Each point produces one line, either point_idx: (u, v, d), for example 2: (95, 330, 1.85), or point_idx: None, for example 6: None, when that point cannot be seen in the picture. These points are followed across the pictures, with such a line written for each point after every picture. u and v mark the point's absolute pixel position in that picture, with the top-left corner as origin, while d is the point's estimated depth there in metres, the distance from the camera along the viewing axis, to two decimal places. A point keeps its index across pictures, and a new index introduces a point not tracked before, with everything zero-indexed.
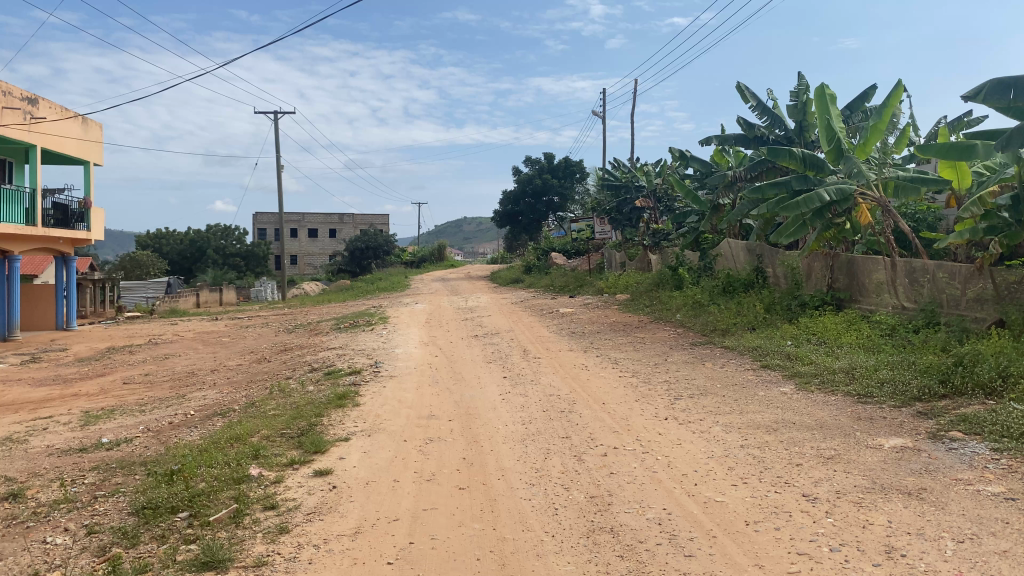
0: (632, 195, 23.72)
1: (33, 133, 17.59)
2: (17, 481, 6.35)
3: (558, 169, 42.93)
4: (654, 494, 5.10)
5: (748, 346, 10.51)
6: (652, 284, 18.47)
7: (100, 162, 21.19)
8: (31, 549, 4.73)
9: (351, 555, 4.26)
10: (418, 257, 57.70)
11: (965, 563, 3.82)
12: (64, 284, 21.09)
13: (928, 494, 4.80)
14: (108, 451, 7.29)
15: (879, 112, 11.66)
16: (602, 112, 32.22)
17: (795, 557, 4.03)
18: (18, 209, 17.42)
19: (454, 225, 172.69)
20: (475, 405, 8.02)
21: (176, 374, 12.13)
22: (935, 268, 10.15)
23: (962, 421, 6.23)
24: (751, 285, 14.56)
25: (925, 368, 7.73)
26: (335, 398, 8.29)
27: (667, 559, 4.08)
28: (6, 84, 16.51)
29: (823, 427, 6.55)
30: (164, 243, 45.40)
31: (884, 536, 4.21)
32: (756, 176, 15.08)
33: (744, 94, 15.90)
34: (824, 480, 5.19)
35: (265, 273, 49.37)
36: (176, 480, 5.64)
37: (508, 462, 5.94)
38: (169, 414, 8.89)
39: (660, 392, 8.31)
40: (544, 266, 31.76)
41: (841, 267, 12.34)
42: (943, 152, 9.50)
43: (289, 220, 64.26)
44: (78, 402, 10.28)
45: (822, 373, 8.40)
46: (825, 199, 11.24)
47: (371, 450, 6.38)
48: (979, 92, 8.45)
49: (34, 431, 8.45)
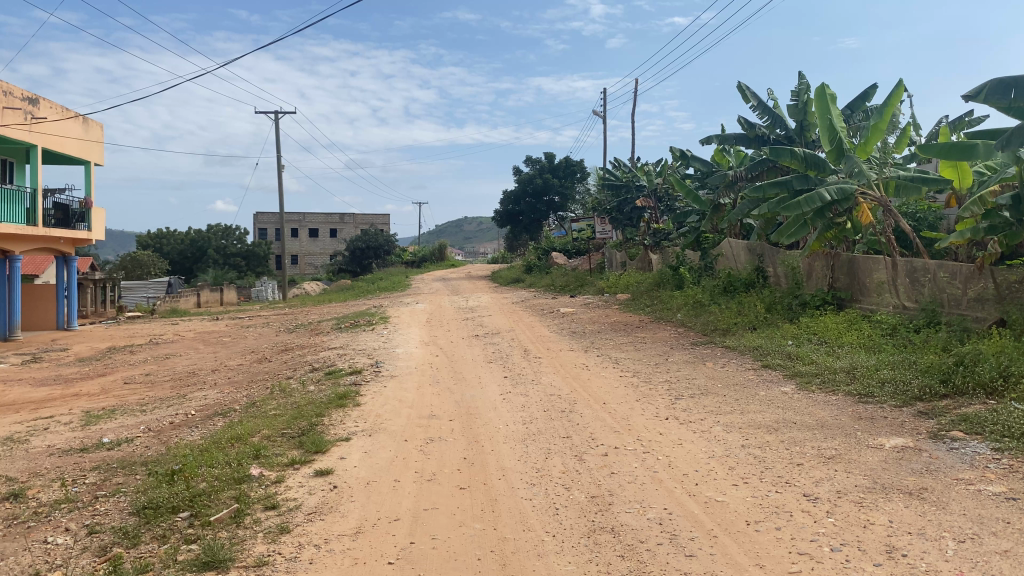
0: (632, 194, 23.72)
1: (34, 133, 17.60)
2: (18, 481, 6.36)
3: (559, 169, 42.90)
4: (655, 494, 5.09)
5: (749, 345, 10.51)
6: (653, 284, 18.46)
7: (100, 162, 21.19)
8: (31, 549, 4.73)
9: (351, 556, 4.26)
10: (419, 257, 57.69)
11: (965, 563, 3.82)
12: (65, 284, 21.10)
13: (929, 494, 4.80)
14: (109, 451, 7.29)
15: (880, 112, 11.66)
16: (602, 112, 32.18)
17: (796, 557, 4.02)
18: (18, 209, 17.43)
19: (454, 225, 172.70)
20: (475, 405, 8.01)
21: (177, 374, 12.13)
22: (936, 267, 10.15)
23: (963, 421, 6.22)
24: (752, 284, 14.56)
25: (926, 368, 7.73)
26: (336, 398, 8.30)
27: (667, 559, 4.08)
28: (6, 84, 16.52)
29: (823, 427, 6.55)
30: (164, 243, 45.41)
31: (885, 536, 4.21)
32: (756, 175, 15.07)
33: (744, 94, 15.86)
34: (825, 480, 5.18)
35: (265, 273, 49.38)
36: (177, 480, 5.65)
37: (509, 462, 5.93)
38: (170, 414, 8.89)
39: (661, 391, 8.30)
40: (545, 266, 31.76)
41: (842, 267, 12.34)
42: (943, 152, 9.49)
43: (289, 220, 64.26)
44: (79, 402, 10.28)
45: (823, 373, 8.39)
46: (827, 199, 11.23)
47: (372, 449, 6.38)
48: (980, 92, 8.45)
49: (35, 431, 8.45)
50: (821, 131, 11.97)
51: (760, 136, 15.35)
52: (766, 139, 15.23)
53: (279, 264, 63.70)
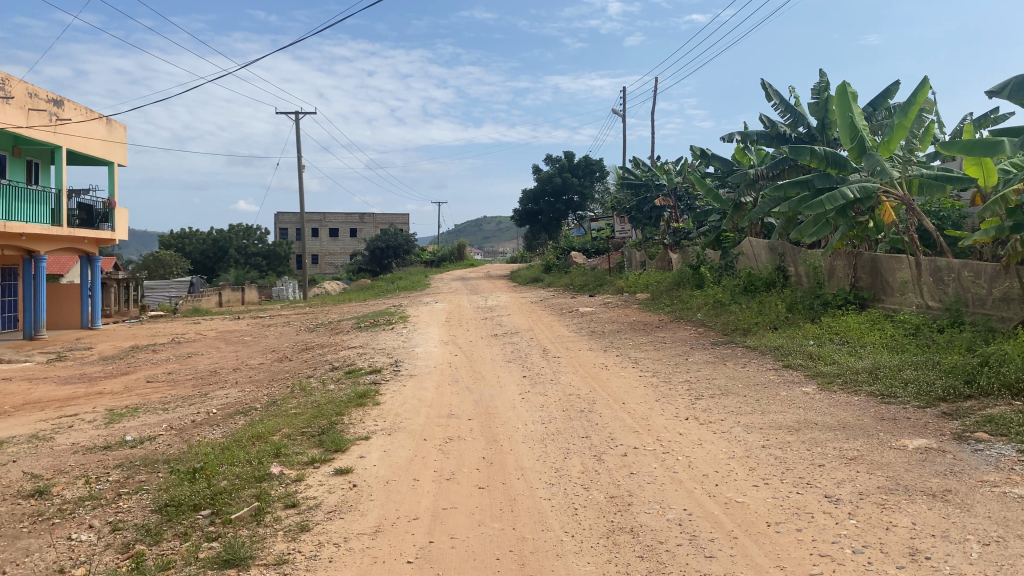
0: (652, 193, 23.56)
1: (59, 134, 17.89)
2: (43, 479, 6.45)
3: (579, 167, 42.72)
4: (675, 495, 5.06)
5: (769, 345, 10.42)
6: (671, 283, 18.29)
7: (124, 163, 21.48)
8: (56, 545, 4.80)
9: (370, 555, 4.27)
10: (439, 256, 57.93)
11: (990, 566, 3.75)
12: (89, 284, 21.55)
13: (954, 497, 4.71)
14: (132, 449, 7.39)
15: (904, 109, 11.45)
16: (621, 113, 31.45)
17: (817, 559, 3.97)
18: (45, 209, 17.74)
19: (472, 223, 172.97)
20: (494, 404, 8.01)
21: (199, 373, 12.22)
22: (960, 267, 10.01)
23: (988, 422, 6.12)
24: (773, 283, 14.43)
25: (949, 367, 7.63)
26: (356, 397, 8.33)
27: (688, 560, 4.05)
28: (32, 86, 16.84)
29: (845, 427, 6.47)
30: (187, 243, 46.02)
31: (908, 539, 4.14)
32: (777, 174, 15.00)
33: (767, 91, 15.74)
34: (847, 481, 5.12)
35: (286, 273, 49.76)
36: (198, 478, 5.69)
37: (528, 462, 5.92)
38: (192, 413, 8.97)
39: (681, 392, 8.20)
40: (564, 265, 31.63)
41: (865, 267, 12.23)
42: (967, 149, 9.27)
43: (311, 220, 64.97)
44: (102, 401, 10.42)
45: (845, 373, 8.28)
46: (849, 196, 11.02)
47: (390, 449, 6.39)
48: (1005, 89, 8.31)
49: (60, 429, 8.61)
50: (841, 128, 11.86)
51: (782, 134, 15.14)
52: (787, 138, 15.07)
53: (300, 264, 64.68)
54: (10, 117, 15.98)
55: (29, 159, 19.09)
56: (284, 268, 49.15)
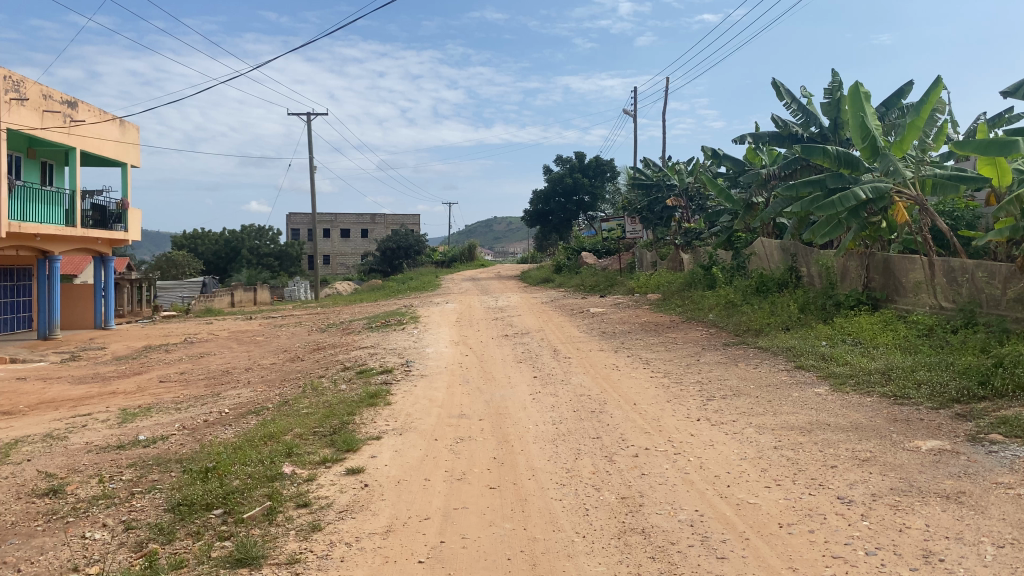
0: (663, 193, 23.49)
1: (73, 136, 18.05)
2: (57, 478, 6.50)
3: (589, 167, 42.65)
4: (686, 496, 5.04)
5: (781, 346, 10.37)
6: (683, 284, 18.23)
7: (137, 164, 21.64)
8: (70, 544, 4.84)
9: (382, 554, 4.28)
10: (449, 256, 58.01)
11: (1004, 568, 3.72)
12: (102, 284, 21.73)
13: (968, 499, 4.66)
14: (144, 448, 7.45)
15: (917, 109, 11.33)
16: (632, 113, 31.35)
17: (830, 561, 3.95)
18: (58, 210, 17.91)
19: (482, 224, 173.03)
20: (505, 405, 8.00)
21: (211, 373, 12.29)
22: (974, 267, 9.92)
23: (1003, 424, 6.05)
24: (785, 284, 14.34)
25: (963, 368, 7.56)
26: (367, 397, 8.35)
27: (699, 561, 4.03)
28: (46, 88, 16.99)
29: (857, 428, 6.42)
30: (199, 243, 46.33)
31: (922, 541, 4.11)
32: (789, 174, 15.02)
33: (778, 90, 15.67)
34: (860, 482, 5.08)
35: (297, 274, 49.99)
36: (211, 477, 5.72)
37: (539, 462, 5.92)
38: (204, 412, 9.03)
39: (693, 393, 8.17)
40: (575, 265, 31.60)
41: (878, 267, 12.13)
42: (980, 148, 9.19)
43: (322, 220, 65.24)
44: (115, 400, 10.50)
45: (858, 374, 8.23)
46: (861, 197, 10.94)
47: (401, 449, 6.40)
48: (1020, 88, 8.21)
49: (75, 428, 8.69)
50: (853, 128, 11.74)
51: (794, 134, 15.09)
52: (799, 138, 15.01)
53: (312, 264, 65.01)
54: (25, 118, 16.15)
55: (43, 160, 19.26)
56: (295, 269, 49.38)
